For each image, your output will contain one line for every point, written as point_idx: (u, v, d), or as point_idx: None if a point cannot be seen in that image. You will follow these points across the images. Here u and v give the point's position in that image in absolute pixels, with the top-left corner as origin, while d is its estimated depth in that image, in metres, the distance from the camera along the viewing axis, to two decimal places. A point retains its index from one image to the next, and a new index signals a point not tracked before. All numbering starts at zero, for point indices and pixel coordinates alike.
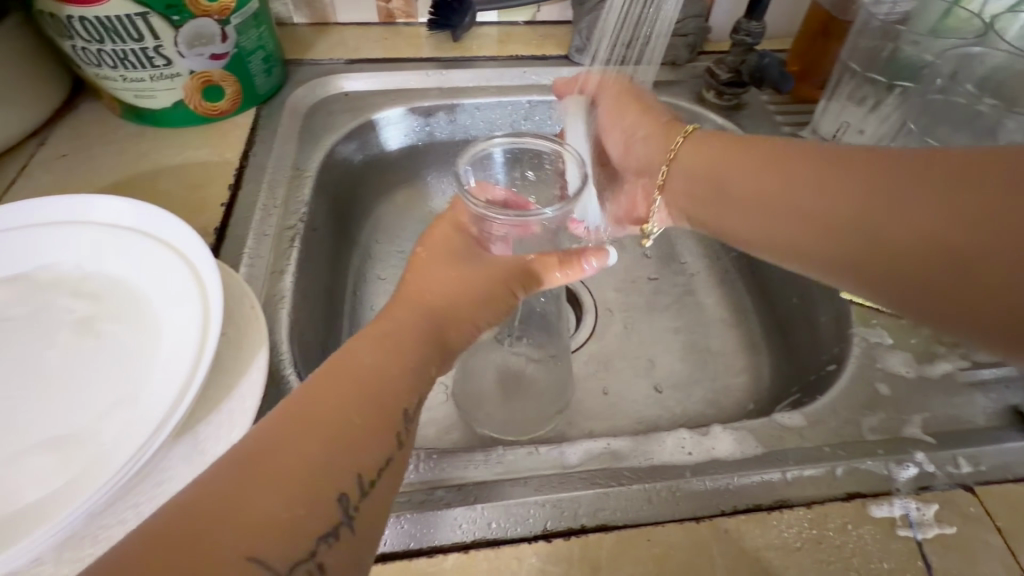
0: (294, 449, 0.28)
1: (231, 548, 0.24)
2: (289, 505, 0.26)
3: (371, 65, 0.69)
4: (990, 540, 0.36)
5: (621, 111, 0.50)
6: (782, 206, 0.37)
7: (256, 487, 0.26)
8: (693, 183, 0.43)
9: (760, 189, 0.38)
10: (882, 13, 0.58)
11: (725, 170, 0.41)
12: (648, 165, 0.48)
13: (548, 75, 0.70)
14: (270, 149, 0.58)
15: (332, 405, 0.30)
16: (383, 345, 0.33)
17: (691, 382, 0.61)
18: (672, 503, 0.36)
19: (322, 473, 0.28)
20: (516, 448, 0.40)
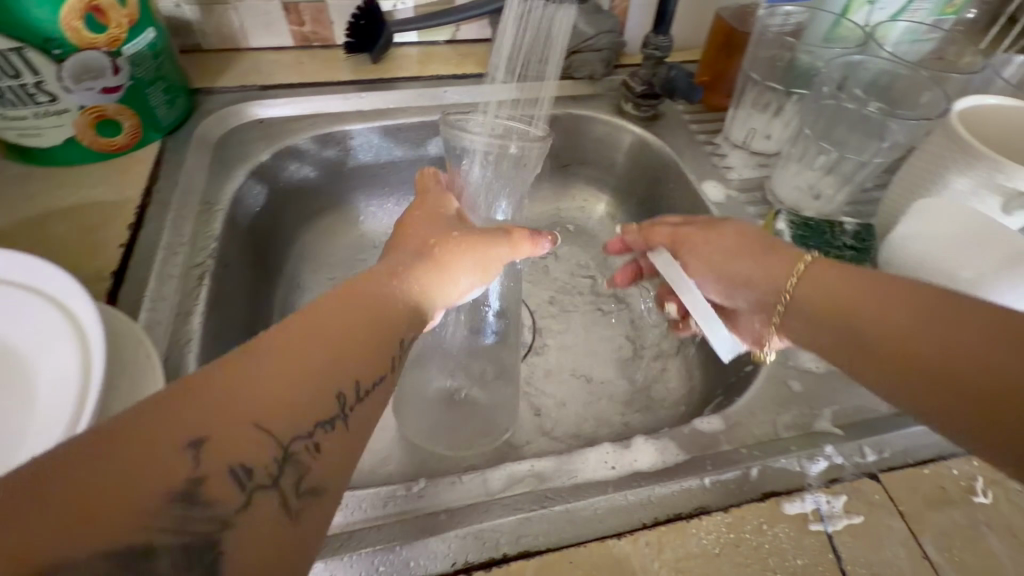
0: (304, 347, 0.28)
1: (236, 418, 0.25)
2: (294, 391, 0.27)
3: (286, 91, 0.67)
4: (893, 525, 0.37)
5: (709, 248, 0.43)
6: (854, 324, 0.35)
7: (267, 369, 0.27)
8: (821, 321, 0.37)
9: (835, 303, 0.36)
10: (777, 24, 0.61)
11: (867, 312, 0.35)
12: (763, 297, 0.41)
13: (469, 94, 0.69)
14: (175, 184, 0.55)
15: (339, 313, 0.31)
16: (387, 280, 0.35)
17: (626, 390, 0.62)
18: (595, 521, 0.37)
19: (328, 369, 0.29)
20: (439, 479, 0.39)
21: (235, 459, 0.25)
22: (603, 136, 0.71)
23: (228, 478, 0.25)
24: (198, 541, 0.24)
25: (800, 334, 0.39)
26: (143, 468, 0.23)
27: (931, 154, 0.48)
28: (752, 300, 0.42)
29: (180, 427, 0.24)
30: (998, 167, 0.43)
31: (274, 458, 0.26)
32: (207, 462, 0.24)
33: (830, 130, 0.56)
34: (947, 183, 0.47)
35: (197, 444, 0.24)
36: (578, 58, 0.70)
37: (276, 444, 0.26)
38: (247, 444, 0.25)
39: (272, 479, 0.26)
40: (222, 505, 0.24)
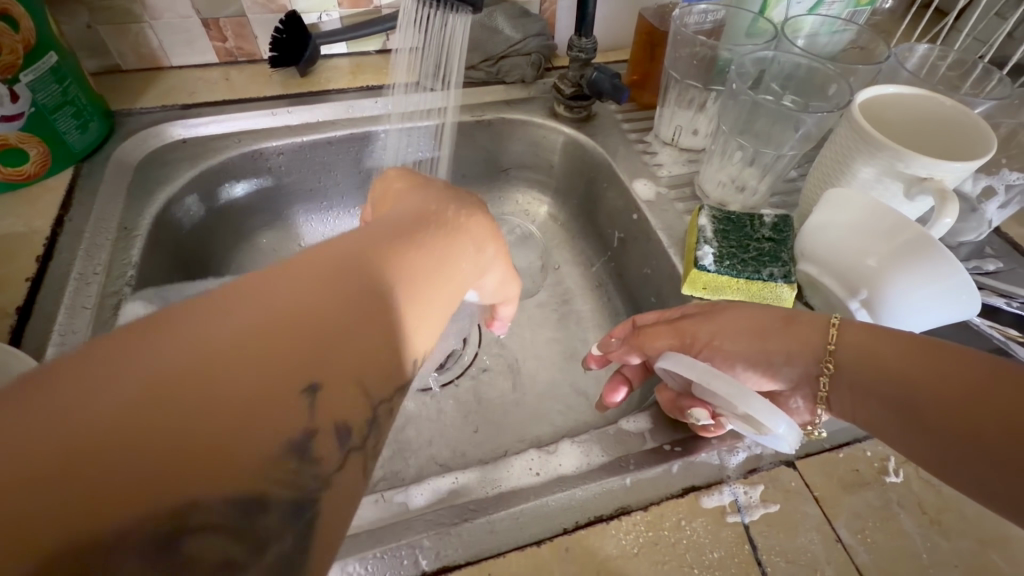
0: (399, 308, 0.30)
1: (340, 374, 0.27)
2: (388, 352, 0.29)
3: (210, 108, 0.65)
4: (809, 510, 0.38)
5: (725, 339, 0.40)
6: (907, 403, 0.34)
7: (369, 328, 0.28)
8: (867, 398, 0.36)
9: (883, 376, 0.35)
10: (695, 23, 0.63)
11: (916, 392, 0.34)
12: (802, 377, 0.39)
13: (401, 104, 0.65)
14: (88, 211, 0.53)
15: (418, 274, 0.33)
16: (455, 237, 0.37)
17: (570, 391, 0.62)
18: (516, 530, 0.37)
19: (412, 334, 0.31)
20: (361, 499, 0.38)
21: (338, 416, 0.26)
22: (538, 138, 0.71)
23: (332, 431, 0.26)
24: (307, 492, 0.25)
25: (851, 409, 0.38)
26: (265, 412, 0.23)
27: (841, 144, 0.49)
28: (796, 370, 0.39)
29: (297, 375, 0.25)
30: (898, 155, 0.45)
31: (364, 417, 0.28)
32: (319, 413, 0.25)
33: (750, 124, 0.57)
34: (855, 173, 0.48)
35: (312, 394, 0.25)
36: (507, 63, 0.70)
37: (369, 403, 0.28)
38: (347, 399, 0.27)
39: (361, 439, 0.28)
40: (325, 463, 0.26)
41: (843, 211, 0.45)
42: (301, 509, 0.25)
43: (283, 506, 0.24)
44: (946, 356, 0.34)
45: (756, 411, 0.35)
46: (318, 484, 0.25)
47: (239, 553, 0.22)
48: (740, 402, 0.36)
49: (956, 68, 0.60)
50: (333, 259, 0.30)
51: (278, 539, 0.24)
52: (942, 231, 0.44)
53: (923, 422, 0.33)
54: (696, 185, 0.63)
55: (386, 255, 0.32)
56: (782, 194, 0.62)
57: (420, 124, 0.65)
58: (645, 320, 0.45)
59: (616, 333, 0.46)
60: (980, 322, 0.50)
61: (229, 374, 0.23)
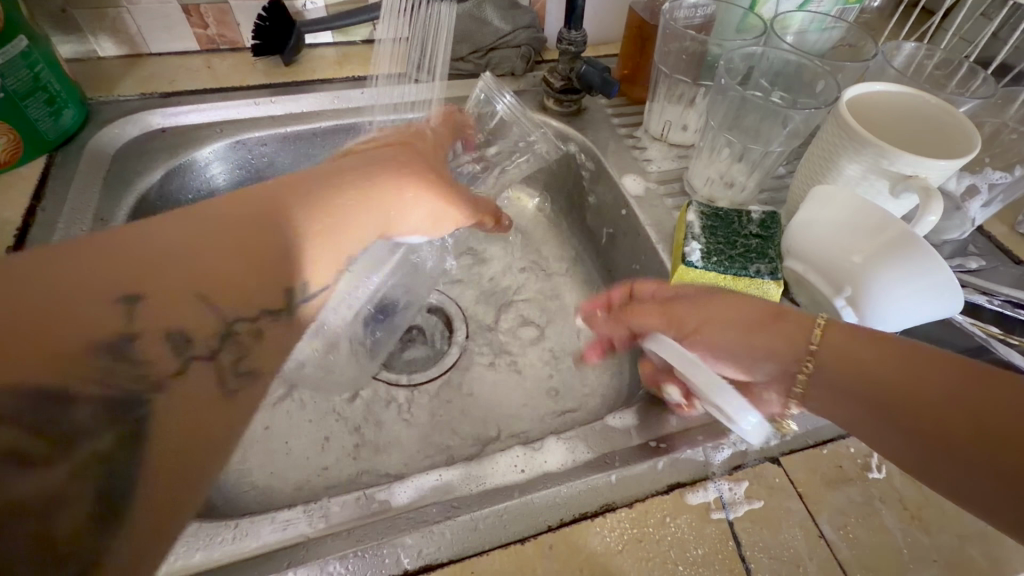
0: (254, 239, 0.33)
1: (177, 293, 0.31)
2: (236, 278, 0.33)
3: (191, 97, 0.63)
4: (792, 506, 0.38)
5: (715, 328, 0.40)
6: (888, 408, 0.34)
7: (212, 258, 0.32)
8: (846, 400, 0.36)
9: (863, 378, 0.35)
10: (685, 17, 0.62)
11: (898, 396, 0.33)
12: (783, 375, 0.39)
13: (389, 94, 0.61)
14: (61, 201, 0.52)
15: (297, 217, 0.35)
16: (364, 181, 0.39)
17: (559, 387, 0.61)
18: (499, 527, 0.36)
19: (271, 267, 0.34)
20: (343, 496, 0.38)
21: (168, 326, 0.30)
22: None
23: (163, 339, 0.30)
24: (133, 394, 0.29)
25: (827, 407, 0.38)
26: (83, 319, 0.27)
27: (827, 141, 0.49)
28: (777, 366, 0.39)
29: (122, 290, 0.29)
30: (883, 152, 0.45)
31: (213, 334, 0.32)
32: (135, 324, 0.29)
33: (737, 120, 0.57)
34: (841, 170, 0.48)
35: (134, 305, 0.29)
36: (496, 55, 0.69)
37: (218, 323, 0.33)
38: (193, 315, 0.32)
39: (210, 352, 0.32)
40: (156, 366, 0.30)
41: (830, 206, 0.45)
42: (121, 409, 0.28)
43: (93, 403, 0.28)
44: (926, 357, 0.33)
45: (723, 401, 0.35)
46: (148, 386, 0.30)
47: (31, 447, 0.25)
48: (708, 389, 0.36)
49: (942, 67, 0.61)
50: (211, 215, 0.33)
51: (93, 436, 0.27)
52: (926, 228, 0.44)
53: (905, 426, 0.33)
54: (683, 181, 0.63)
55: (272, 203, 0.35)
56: (770, 190, 0.62)
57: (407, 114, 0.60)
58: (641, 293, 0.45)
59: (608, 299, 0.47)
60: (963, 320, 0.50)
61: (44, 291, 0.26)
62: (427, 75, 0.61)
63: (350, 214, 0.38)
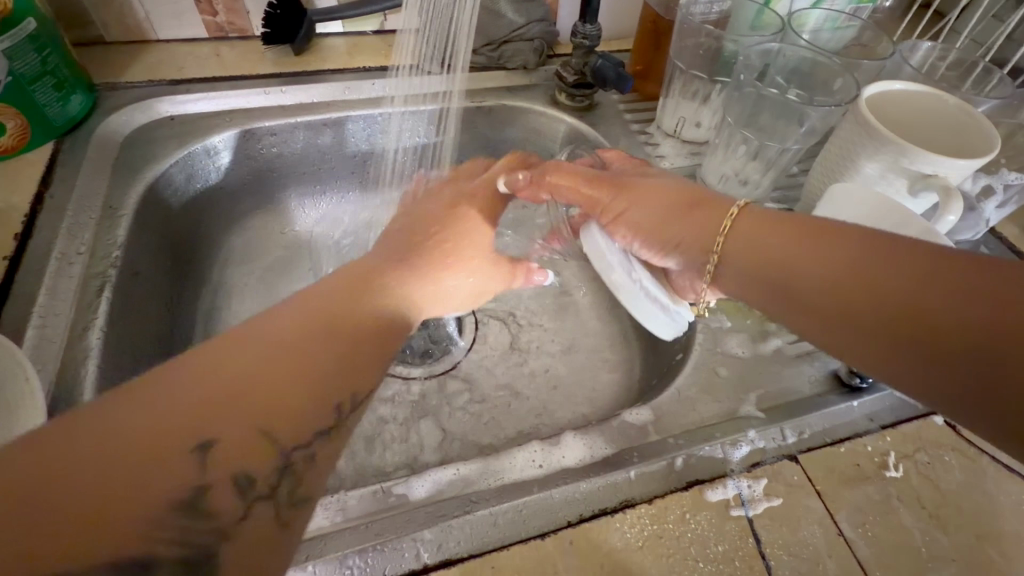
0: (318, 342, 0.30)
1: (248, 420, 0.26)
2: (308, 388, 0.29)
3: (200, 85, 0.62)
4: (811, 505, 0.38)
5: (634, 214, 0.40)
6: (789, 280, 0.34)
7: (286, 373, 0.28)
8: (751, 279, 0.36)
9: (766, 255, 0.35)
10: (700, 12, 0.61)
11: (794, 263, 0.34)
12: (692, 262, 0.39)
13: (409, 87, 0.62)
14: (70, 189, 0.51)
15: (353, 309, 0.33)
16: (401, 268, 0.38)
17: (570, 382, 0.60)
18: (519, 522, 0.36)
19: (345, 364, 0.31)
20: (361, 490, 0.37)
21: (241, 466, 0.26)
22: (539, 127, 0.69)
23: (230, 486, 0.25)
24: (195, 555, 0.24)
25: (734, 288, 0.38)
26: (158, 463, 0.24)
27: (845, 138, 0.49)
28: (686, 259, 0.39)
29: (193, 427, 0.25)
30: (902, 151, 0.45)
31: (281, 463, 0.27)
32: (208, 470, 0.25)
33: (753, 117, 0.57)
34: (859, 168, 0.48)
35: (212, 445, 0.25)
36: (509, 48, 0.69)
37: (286, 449, 0.27)
38: (250, 451, 0.26)
39: (270, 489, 0.27)
40: (224, 516, 0.25)
41: (848, 206, 0.46)
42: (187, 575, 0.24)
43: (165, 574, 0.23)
44: (838, 235, 0.33)
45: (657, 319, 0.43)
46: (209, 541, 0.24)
47: None
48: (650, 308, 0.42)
49: (955, 68, 0.61)
50: (277, 324, 0.30)
51: None
52: (944, 229, 0.44)
53: (798, 294, 0.33)
54: (697, 177, 0.62)
55: (333, 303, 0.33)
56: (784, 188, 0.62)
57: (423, 108, 0.62)
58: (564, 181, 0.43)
59: (527, 177, 0.46)
60: None
61: (102, 441, 0.23)
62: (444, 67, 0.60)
63: (399, 297, 0.36)
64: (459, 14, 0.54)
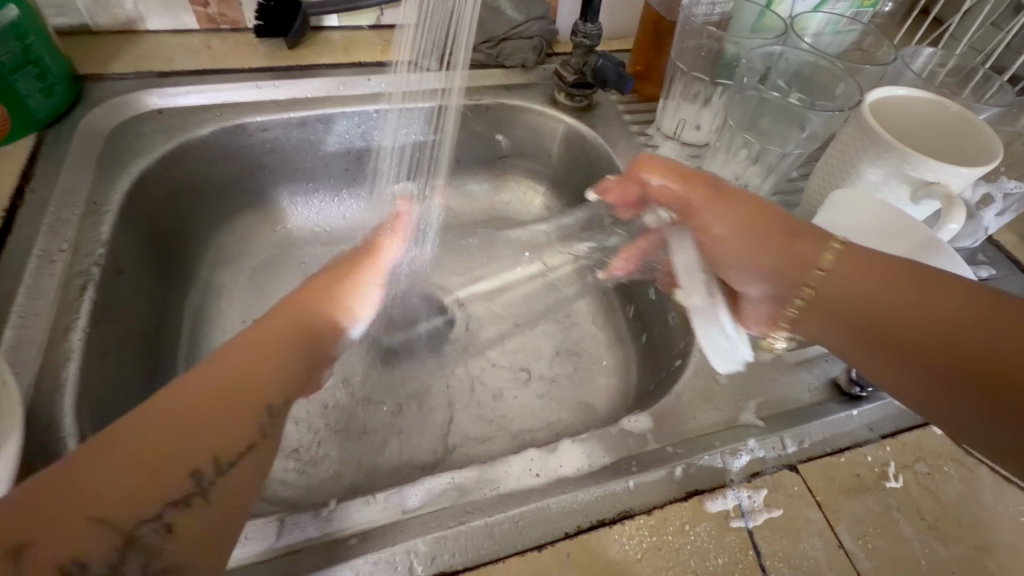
0: (225, 383, 0.32)
1: (149, 467, 0.29)
2: (207, 431, 0.31)
3: (190, 78, 0.61)
4: (811, 516, 0.38)
5: (722, 231, 0.43)
6: (868, 321, 0.36)
7: (189, 419, 0.30)
8: (831, 318, 0.39)
9: (847, 296, 0.37)
10: (702, 13, 0.60)
11: (876, 301, 0.36)
12: (778, 296, 0.42)
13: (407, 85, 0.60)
14: (52, 183, 0.49)
15: (261, 344, 0.35)
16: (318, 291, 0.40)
17: (565, 386, 0.60)
18: (515, 533, 0.35)
19: (244, 402, 0.32)
20: (352, 499, 0.36)
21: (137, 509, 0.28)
22: (537, 126, 0.68)
23: (60, 570, 0.26)
24: None
25: (813, 327, 0.40)
26: (71, 509, 0.27)
27: (847, 143, 0.48)
28: (773, 292, 0.42)
29: (103, 478, 0.27)
30: (905, 157, 0.44)
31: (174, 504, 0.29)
32: (110, 514, 0.27)
33: (754, 121, 0.56)
34: (861, 174, 0.48)
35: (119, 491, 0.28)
36: (509, 45, 0.67)
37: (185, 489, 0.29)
38: (88, 534, 0.27)
39: (113, 564, 0.27)
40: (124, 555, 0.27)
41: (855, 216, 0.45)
42: None
43: None
44: (902, 278, 0.35)
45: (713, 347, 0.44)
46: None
47: None
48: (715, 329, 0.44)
49: (955, 75, 0.60)
50: (201, 371, 0.32)
51: None
52: (947, 236, 0.43)
53: (879, 334, 0.36)
54: None
55: (245, 340, 0.35)
56: (783, 193, 0.62)
57: (420, 105, 0.60)
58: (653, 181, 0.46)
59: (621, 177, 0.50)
60: None
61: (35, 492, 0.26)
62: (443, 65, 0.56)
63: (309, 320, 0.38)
64: (460, 13, 0.51)
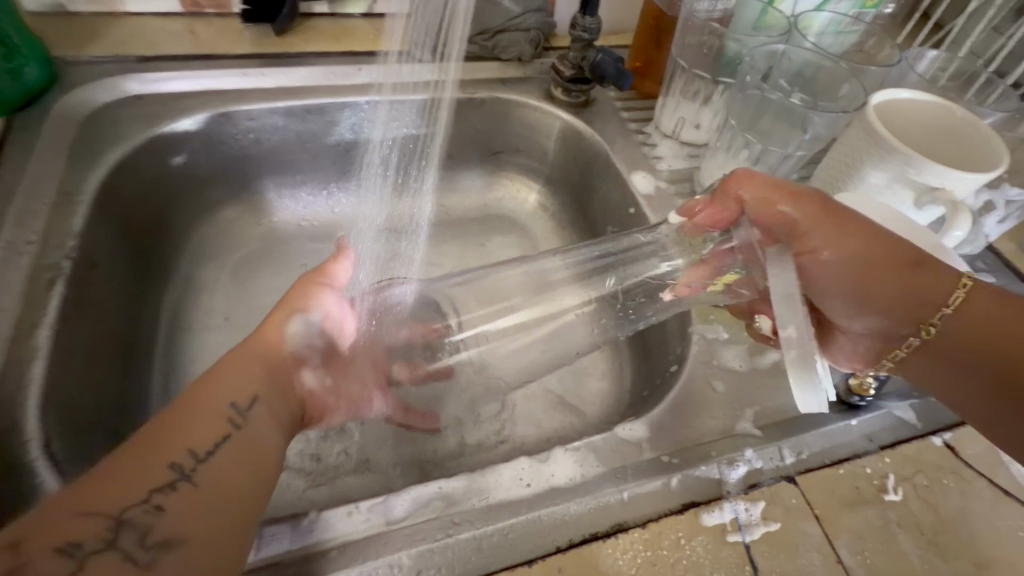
0: (211, 385, 0.34)
1: (140, 458, 0.29)
2: (193, 420, 0.32)
3: (172, 63, 0.58)
4: (809, 529, 0.36)
5: (833, 259, 0.39)
6: (996, 368, 0.36)
7: (178, 416, 0.32)
8: (952, 363, 0.38)
9: (977, 340, 0.36)
10: (704, 12, 0.59)
11: (1005, 349, 0.36)
12: (887, 334, 0.40)
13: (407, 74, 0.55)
14: (22, 171, 0.47)
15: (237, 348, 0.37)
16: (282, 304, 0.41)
17: (557, 389, 0.58)
18: (504, 547, 0.34)
19: (226, 392, 0.34)
20: (334, 509, 0.35)
21: (124, 497, 0.28)
22: (532, 122, 0.66)
23: (55, 552, 0.26)
24: None
25: (927, 372, 0.39)
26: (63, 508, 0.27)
27: (850, 145, 0.47)
28: (884, 330, 0.40)
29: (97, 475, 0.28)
30: (909, 161, 0.43)
31: (158, 485, 0.29)
32: (98, 504, 0.27)
33: (755, 121, 0.55)
34: (863, 177, 0.46)
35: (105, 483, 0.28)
36: (505, 38, 0.65)
37: (173, 476, 0.29)
38: (78, 521, 0.27)
39: (108, 542, 0.27)
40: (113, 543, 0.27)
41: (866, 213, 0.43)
42: None
43: None
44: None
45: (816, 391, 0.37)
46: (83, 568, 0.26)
47: None
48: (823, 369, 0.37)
49: (955, 79, 0.60)
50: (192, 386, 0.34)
51: None
52: (951, 243, 0.43)
53: (1000, 380, 0.36)
54: (696, 181, 0.60)
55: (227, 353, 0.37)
56: None
57: (411, 97, 0.58)
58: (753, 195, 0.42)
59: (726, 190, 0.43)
60: None
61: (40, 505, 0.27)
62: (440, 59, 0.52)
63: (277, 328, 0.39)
64: None
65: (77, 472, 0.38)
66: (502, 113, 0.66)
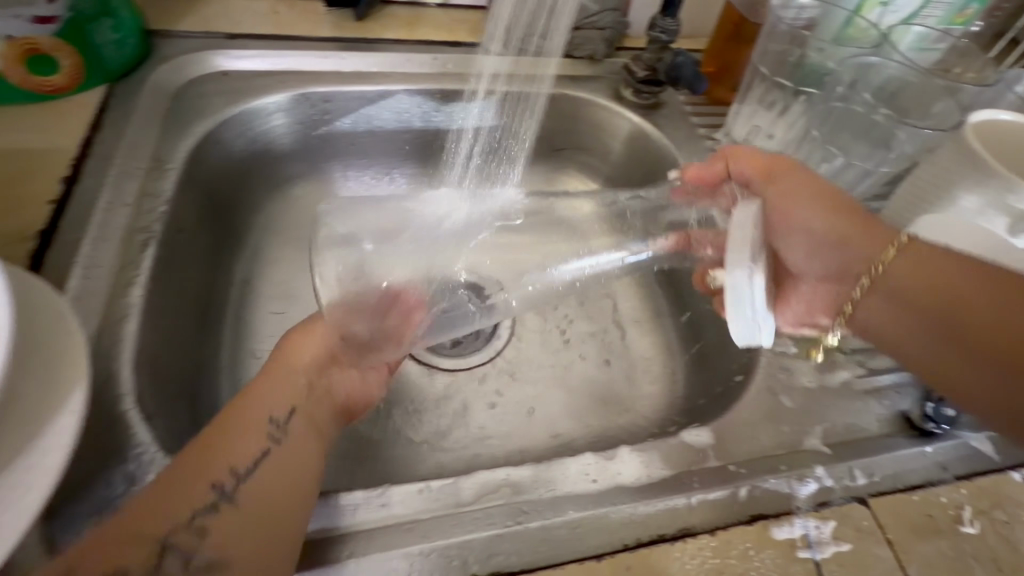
0: (245, 405, 0.35)
1: (183, 482, 0.31)
2: (228, 442, 0.33)
3: (256, 42, 0.60)
4: (881, 554, 0.36)
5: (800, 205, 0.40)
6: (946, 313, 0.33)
7: (216, 439, 0.33)
8: (896, 305, 0.36)
9: (915, 277, 0.35)
10: (790, 17, 0.56)
11: (933, 279, 0.34)
12: (842, 274, 0.39)
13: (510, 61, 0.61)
14: (120, 136, 0.49)
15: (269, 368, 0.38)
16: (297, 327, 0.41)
17: (609, 390, 0.58)
18: (572, 540, 0.34)
19: (259, 412, 0.35)
20: (405, 486, 0.35)
21: (170, 520, 0.29)
22: (599, 121, 0.66)
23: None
24: None
25: (872, 314, 0.38)
26: (114, 534, 0.28)
27: (940, 165, 0.46)
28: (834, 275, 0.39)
29: (143, 502, 0.29)
30: (1009, 186, 0.42)
31: (200, 507, 0.30)
32: (146, 529, 0.29)
33: (834, 134, 0.57)
34: (955, 200, 0.45)
35: (151, 508, 0.29)
36: (579, 36, 0.65)
37: (213, 498, 0.31)
38: (128, 545, 0.28)
39: (154, 566, 0.28)
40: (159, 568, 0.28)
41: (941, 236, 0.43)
42: None
43: None
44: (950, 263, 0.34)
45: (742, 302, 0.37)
46: None
47: None
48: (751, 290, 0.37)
49: None
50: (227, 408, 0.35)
51: None
52: None
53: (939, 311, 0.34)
54: None
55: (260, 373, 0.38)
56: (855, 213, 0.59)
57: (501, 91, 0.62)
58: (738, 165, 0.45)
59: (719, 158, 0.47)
60: None
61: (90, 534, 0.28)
62: (533, 52, 0.59)
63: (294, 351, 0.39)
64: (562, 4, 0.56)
65: (162, 427, 0.39)
66: (569, 110, 0.66)
